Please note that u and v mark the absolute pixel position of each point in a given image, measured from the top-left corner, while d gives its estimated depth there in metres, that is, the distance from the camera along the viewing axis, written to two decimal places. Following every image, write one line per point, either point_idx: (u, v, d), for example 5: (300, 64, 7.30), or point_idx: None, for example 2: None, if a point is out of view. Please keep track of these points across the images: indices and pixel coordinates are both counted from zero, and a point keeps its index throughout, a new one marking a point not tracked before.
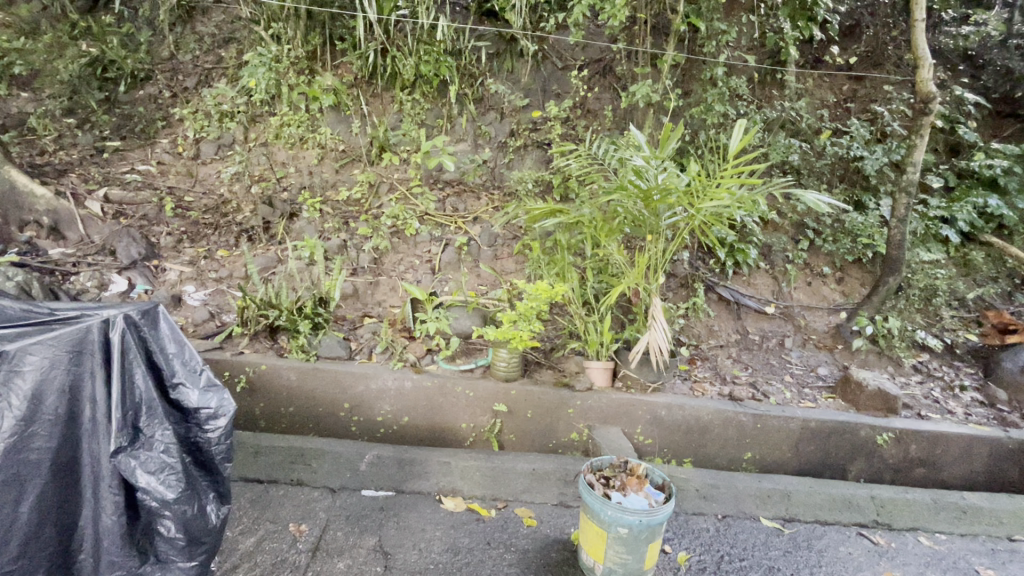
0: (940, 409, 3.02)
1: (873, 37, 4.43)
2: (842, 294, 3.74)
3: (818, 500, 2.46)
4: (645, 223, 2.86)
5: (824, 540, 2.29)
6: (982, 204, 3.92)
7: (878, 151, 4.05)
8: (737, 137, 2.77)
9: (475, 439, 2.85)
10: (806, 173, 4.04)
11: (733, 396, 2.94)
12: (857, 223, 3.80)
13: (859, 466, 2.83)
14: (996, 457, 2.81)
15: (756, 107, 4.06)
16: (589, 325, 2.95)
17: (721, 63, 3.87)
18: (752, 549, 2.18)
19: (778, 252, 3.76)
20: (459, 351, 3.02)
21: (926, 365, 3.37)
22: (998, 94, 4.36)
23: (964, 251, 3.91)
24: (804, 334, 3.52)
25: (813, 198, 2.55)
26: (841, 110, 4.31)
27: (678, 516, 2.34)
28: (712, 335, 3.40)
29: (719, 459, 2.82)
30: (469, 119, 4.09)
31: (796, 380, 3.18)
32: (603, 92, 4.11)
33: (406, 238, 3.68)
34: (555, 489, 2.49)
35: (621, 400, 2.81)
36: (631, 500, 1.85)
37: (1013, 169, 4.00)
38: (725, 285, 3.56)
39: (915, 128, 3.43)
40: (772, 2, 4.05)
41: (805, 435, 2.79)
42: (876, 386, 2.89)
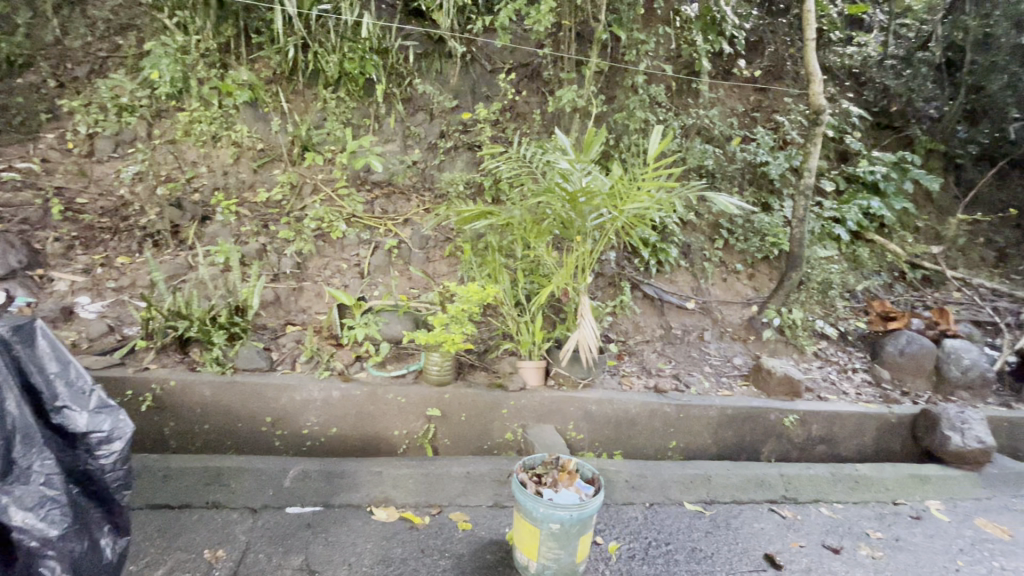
0: (836, 391, 3.36)
1: (774, 53, 4.85)
2: (753, 288, 4.05)
3: (735, 481, 2.63)
4: (573, 224, 2.93)
5: (740, 518, 2.45)
6: (867, 206, 4.39)
7: (781, 157, 4.41)
8: (655, 142, 2.94)
9: (408, 446, 2.79)
10: (720, 177, 4.31)
11: (658, 388, 3.09)
12: (764, 223, 4.13)
13: (771, 447, 3.07)
14: (883, 430, 3.14)
15: (674, 114, 4.30)
16: (521, 325, 2.98)
17: (642, 71, 4.08)
18: (677, 533, 2.30)
19: (696, 251, 4.00)
20: (390, 356, 2.95)
21: (825, 351, 3.72)
22: (877, 108, 4.90)
23: (854, 247, 4.35)
24: (721, 327, 3.76)
25: (724, 200, 2.75)
26: (748, 119, 4.67)
27: (610, 507, 2.42)
28: (638, 331, 3.56)
29: (647, 449, 2.95)
30: (397, 119, 4.00)
31: (714, 371, 3.41)
32: (531, 96, 4.19)
33: (332, 241, 3.54)
34: (490, 490, 2.48)
35: (553, 398, 2.86)
36: (562, 495, 1.88)
37: (889, 175, 4.53)
38: (649, 283, 3.74)
39: (809, 137, 3.77)
40: (687, 16, 4.36)
41: (723, 421, 2.99)
42: (783, 372, 3.16)
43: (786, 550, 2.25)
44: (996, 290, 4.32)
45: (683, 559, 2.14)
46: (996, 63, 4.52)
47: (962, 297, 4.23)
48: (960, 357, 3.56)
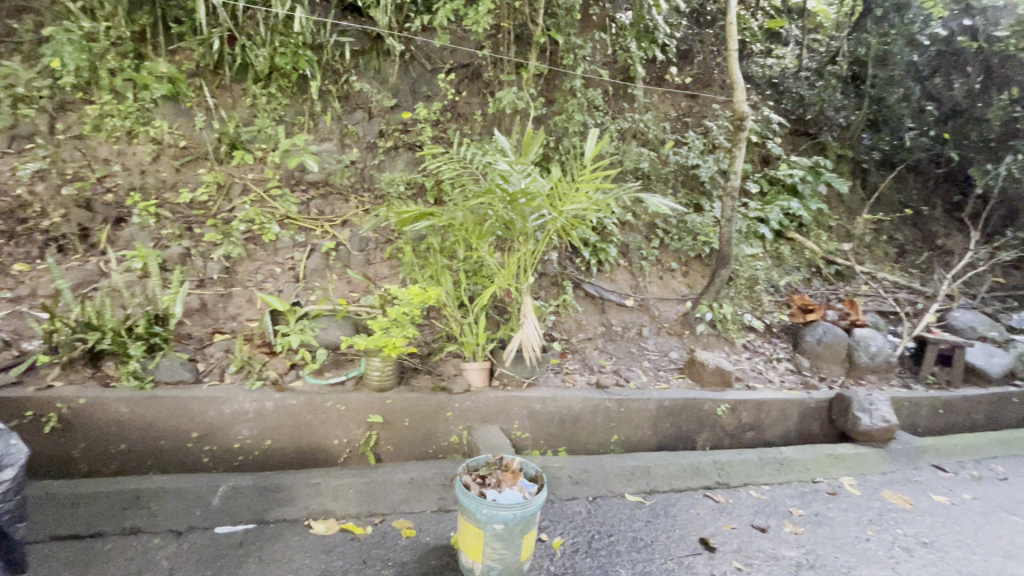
0: (762, 379, 3.59)
1: (702, 61, 5.11)
2: (687, 285, 4.25)
3: (672, 470, 2.74)
4: (514, 225, 2.94)
5: (677, 506, 2.56)
6: (787, 207, 4.73)
7: (710, 160, 4.65)
8: (592, 145, 3.04)
9: (349, 456, 2.70)
10: (654, 179, 4.49)
11: (599, 384, 3.17)
12: (696, 223, 4.34)
13: (706, 436, 3.22)
14: (804, 415, 3.38)
15: (612, 118, 4.43)
16: (465, 327, 2.97)
17: (579, 76, 4.17)
18: (619, 524, 2.37)
19: (634, 251, 4.15)
20: (328, 363, 2.84)
21: (752, 343, 3.97)
22: (794, 115, 5.27)
23: (777, 246, 4.67)
24: (658, 323, 3.93)
25: (657, 202, 2.87)
26: (680, 124, 4.90)
27: (554, 503, 2.46)
28: (581, 329, 3.65)
29: (591, 444, 3.01)
30: (334, 117, 3.86)
31: (653, 365, 3.54)
32: (472, 97, 4.19)
33: (264, 244, 3.37)
34: (434, 495, 2.44)
35: (498, 398, 2.86)
36: (506, 495, 1.89)
37: (807, 178, 4.89)
38: (590, 282, 3.85)
39: (735, 141, 4.00)
40: (621, 24, 4.50)
41: (661, 413, 3.11)
42: (715, 364, 3.33)
43: (719, 532, 2.37)
44: (897, 283, 4.77)
45: (625, 549, 2.20)
46: (894, 77, 5.00)
47: (869, 289, 4.64)
48: (868, 344, 3.89)
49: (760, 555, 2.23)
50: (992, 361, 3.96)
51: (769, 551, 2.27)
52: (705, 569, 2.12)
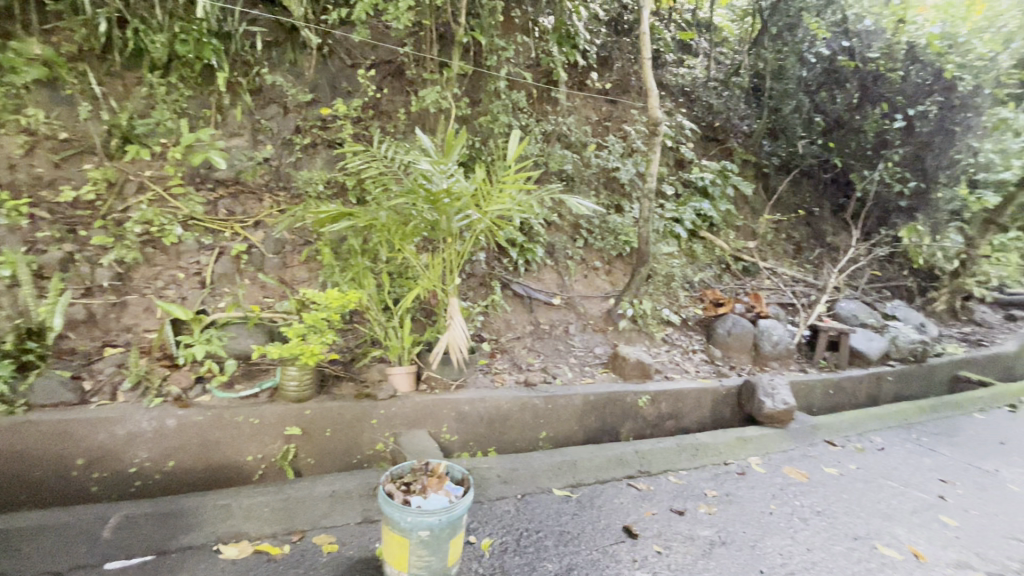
0: (680, 370, 3.81)
1: (620, 68, 5.34)
2: (610, 283, 4.43)
3: (597, 463, 2.84)
4: (439, 226, 2.91)
5: (603, 497, 2.65)
6: (699, 208, 5.06)
7: (629, 163, 4.84)
8: (514, 146, 3.09)
9: (265, 472, 2.53)
10: (578, 180, 4.62)
11: (527, 382, 3.21)
12: (618, 224, 4.52)
13: (629, 427, 3.35)
14: (717, 401, 3.63)
15: (536, 120, 4.52)
16: (389, 331, 2.89)
17: (503, 77, 4.21)
18: (547, 519, 2.40)
19: (560, 251, 4.28)
20: (239, 375, 2.66)
21: (671, 336, 4.20)
22: (704, 122, 5.64)
23: (691, 244, 4.98)
24: (584, 320, 4.07)
25: (577, 203, 2.96)
26: (601, 128, 5.09)
27: (483, 504, 2.46)
28: (509, 328, 3.72)
29: (520, 442, 3.03)
30: (245, 112, 3.61)
31: (579, 361, 3.64)
32: (394, 94, 4.09)
33: (165, 248, 3.10)
34: (358, 506, 2.36)
35: (424, 402, 2.80)
36: (431, 501, 1.85)
37: (716, 181, 5.26)
38: (518, 282, 3.95)
39: (650, 146, 4.21)
40: (544, 28, 4.60)
41: (587, 408, 3.19)
42: (636, 358, 3.49)
43: (641, 519, 2.47)
44: (794, 277, 5.25)
45: (552, 543, 2.24)
46: (788, 90, 5.50)
47: (771, 283, 5.08)
48: (771, 334, 4.23)
49: (678, 537, 2.36)
50: (872, 345, 4.46)
51: (686, 532, 2.40)
52: (628, 555, 2.20)
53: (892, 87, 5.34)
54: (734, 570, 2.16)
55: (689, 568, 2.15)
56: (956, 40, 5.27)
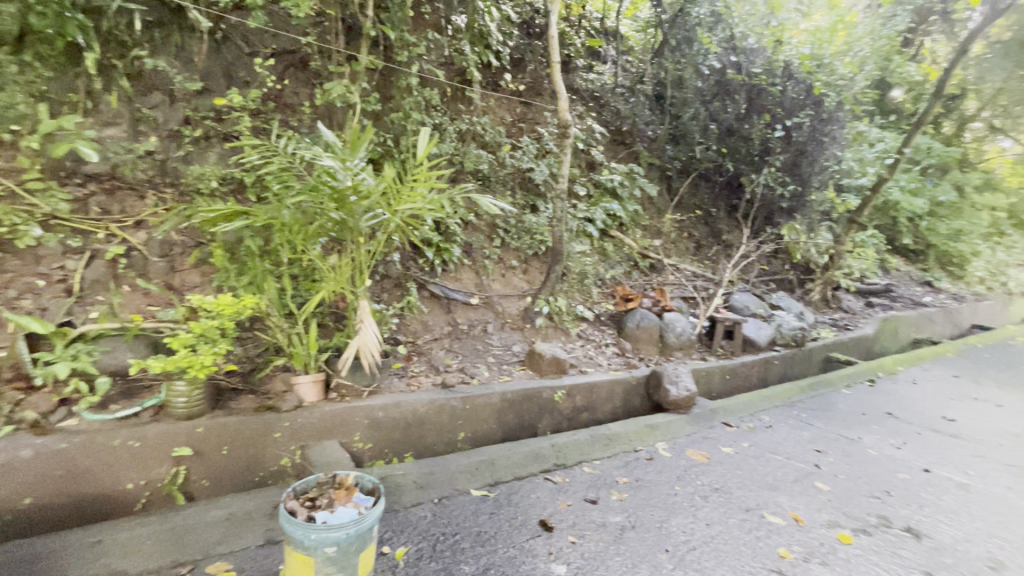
0: (593, 363, 3.96)
1: (533, 71, 5.47)
2: (527, 282, 4.51)
3: (514, 459, 2.88)
4: (347, 226, 2.80)
5: (520, 493, 2.68)
6: (609, 208, 5.30)
7: (543, 164, 4.92)
8: (423, 143, 3.02)
9: (149, 500, 2.27)
10: (493, 180, 4.64)
11: (445, 383, 3.15)
12: (533, 223, 4.63)
13: (546, 422, 3.41)
14: (628, 392, 3.82)
15: (450, 119, 4.49)
16: (293, 337, 2.73)
17: (414, 73, 4.13)
18: (464, 521, 2.39)
19: (477, 251, 4.32)
20: (114, 396, 2.39)
21: (585, 332, 4.36)
22: (614, 127, 5.94)
23: (602, 243, 5.22)
24: (502, 319, 4.11)
25: (488, 202, 2.96)
26: (515, 129, 5.18)
27: (398, 512, 2.40)
28: (427, 330, 3.69)
29: (437, 445, 2.96)
30: (122, 98, 3.19)
31: (497, 360, 3.66)
32: (298, 86, 3.87)
33: (19, 251, 2.68)
34: (259, 527, 2.19)
35: (333, 411, 2.66)
36: (338, 515, 1.76)
37: (624, 182, 5.55)
38: (434, 282, 3.92)
39: (561, 147, 4.31)
40: (456, 27, 4.59)
41: (505, 406, 3.20)
42: (552, 354, 3.58)
43: (556, 511, 2.53)
44: (695, 272, 5.66)
45: (468, 545, 2.22)
46: (686, 99, 5.92)
47: (674, 279, 5.48)
48: (675, 325, 4.53)
49: (591, 526, 2.44)
50: (761, 332, 4.92)
51: (599, 520, 2.50)
52: (544, 549, 2.24)
53: (774, 99, 5.88)
54: (642, 552, 2.28)
55: (601, 554, 2.23)
56: (823, 61, 5.99)
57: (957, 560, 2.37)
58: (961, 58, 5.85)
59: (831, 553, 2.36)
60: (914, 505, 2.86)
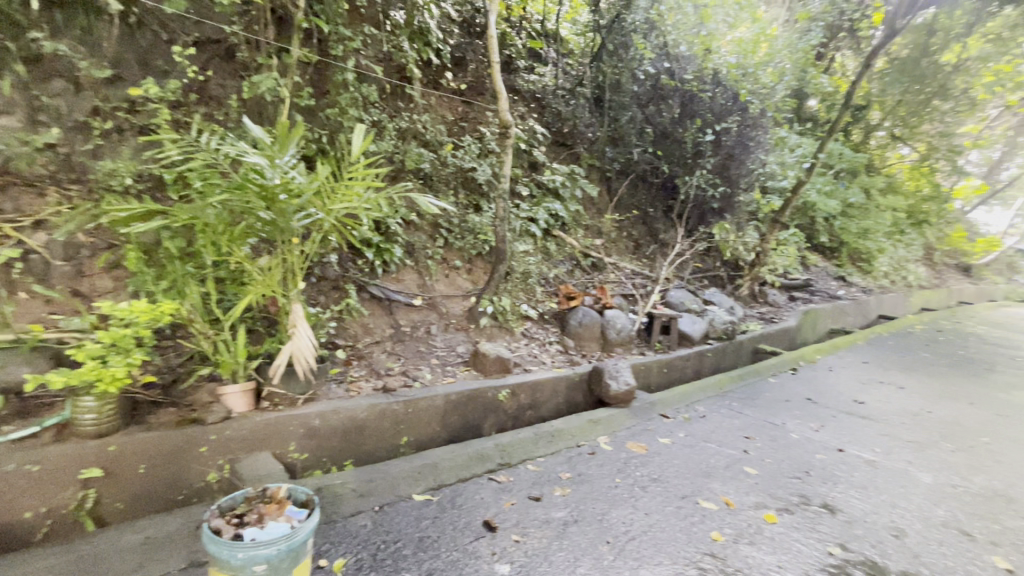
0: (537, 361, 4.00)
1: (474, 70, 5.47)
2: (472, 282, 4.50)
3: (458, 461, 2.86)
4: (276, 226, 2.67)
5: (464, 494, 2.66)
6: (551, 209, 5.39)
7: (485, 164, 4.89)
8: (358, 140, 2.92)
9: (52, 529, 2.06)
10: (435, 179, 4.57)
11: (386, 388, 3.07)
12: (476, 223, 4.61)
13: (491, 422, 3.40)
14: (571, 388, 3.89)
15: (389, 116, 4.40)
16: (219, 344, 2.57)
17: (350, 68, 4.01)
18: (406, 527, 2.34)
19: (419, 251, 4.26)
20: (8, 416, 2.16)
21: (530, 330, 4.41)
22: (556, 128, 6.17)
23: (545, 243, 5.29)
24: (446, 319, 4.07)
25: (427, 201, 2.91)
26: (457, 128, 5.13)
27: (336, 523, 2.32)
28: (367, 333, 3.60)
29: (379, 451, 2.88)
30: (17, 85, 2.84)
31: (440, 361, 3.61)
32: (224, 79, 3.66)
33: None
34: (183, 550, 2.04)
35: (265, 422, 2.52)
36: (268, 530, 1.67)
37: (566, 183, 5.65)
38: (374, 283, 3.84)
39: (503, 147, 4.31)
40: (395, 22, 4.50)
41: (448, 408, 3.16)
42: (495, 354, 3.57)
43: (500, 511, 2.54)
44: (634, 271, 5.86)
45: (411, 552, 2.18)
46: (624, 103, 6.13)
47: (615, 277, 5.64)
48: (615, 322, 4.66)
49: (535, 523, 2.46)
50: (696, 327, 5.15)
51: (542, 517, 2.53)
52: (487, 549, 2.23)
53: (703, 105, 6.08)
54: (584, 545, 2.32)
55: (544, 550, 2.26)
56: (748, 70, 6.35)
57: (865, 531, 2.59)
58: (866, 73, 6.35)
59: (758, 533, 2.51)
60: (830, 482, 3.10)
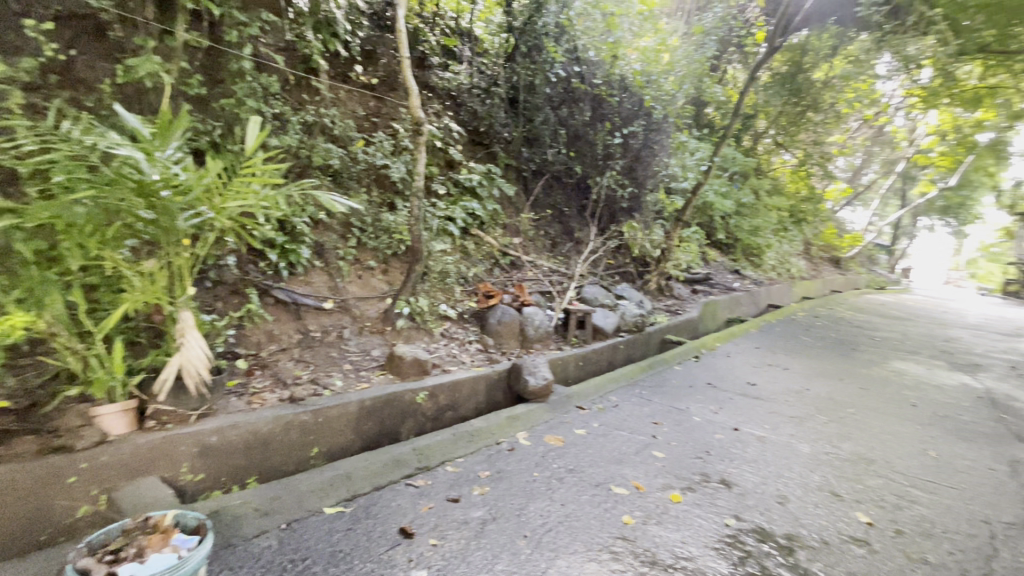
0: (457, 361, 3.97)
1: (386, 64, 5.34)
2: (387, 283, 4.38)
3: (372, 469, 2.77)
4: (159, 226, 2.42)
5: (379, 503, 2.58)
6: (469, 208, 5.39)
7: (399, 161, 4.68)
8: (254, 133, 2.69)
9: None
10: (346, 176, 4.38)
11: (293, 398, 2.88)
12: (391, 222, 4.47)
13: (409, 426, 3.31)
14: (490, 387, 3.90)
15: (293, 109, 4.16)
16: (90, 360, 2.28)
17: (247, 56, 3.72)
18: (316, 543, 2.23)
19: (330, 251, 4.10)
20: None
21: (449, 330, 4.37)
22: (471, 127, 6.21)
23: (463, 242, 5.29)
24: (360, 322, 3.93)
25: (330, 199, 2.75)
26: (368, 123, 4.96)
27: (237, 547, 2.16)
28: (272, 340, 3.39)
29: (287, 466, 2.70)
30: None
31: (354, 366, 3.46)
32: (94, 60, 3.24)
33: None
34: None
35: (150, 443, 2.28)
36: (151, 563, 1.51)
37: (483, 182, 5.66)
38: (280, 287, 3.64)
39: (416, 144, 4.21)
40: (299, 10, 4.23)
41: (363, 414, 3.03)
42: (412, 355, 3.48)
43: (417, 516, 2.49)
44: (551, 268, 6.01)
45: (321, 568, 2.07)
46: (537, 104, 6.20)
47: (533, 275, 5.75)
48: (533, 319, 4.75)
49: (453, 524, 2.45)
50: (608, 321, 5.41)
51: (460, 518, 2.51)
52: (403, 557, 2.18)
53: (611, 109, 6.46)
54: (502, 541, 2.34)
55: (462, 551, 2.25)
56: (651, 78, 6.75)
57: (756, 501, 2.86)
58: (752, 84, 6.97)
59: (664, 512, 2.68)
60: (727, 459, 3.38)
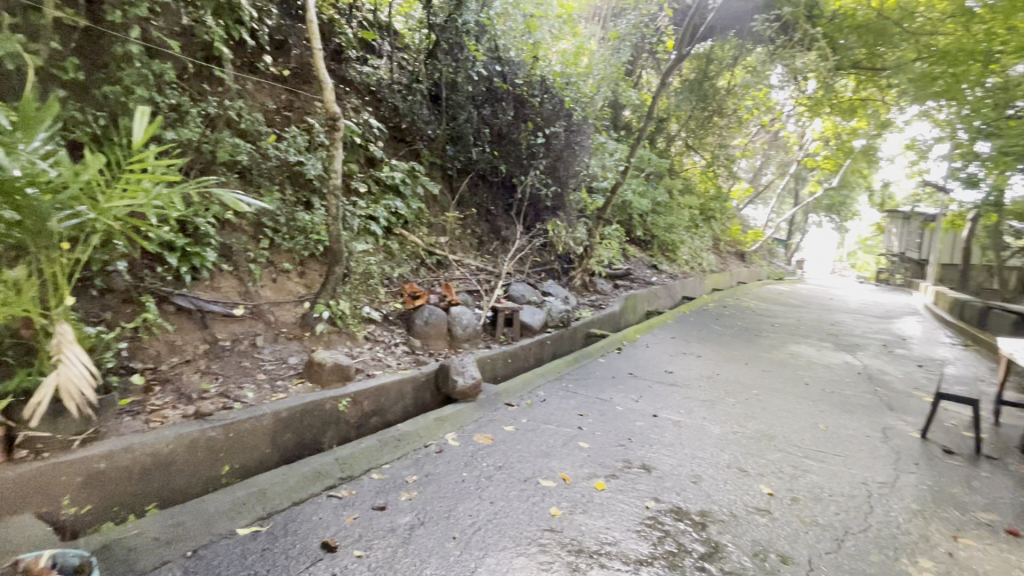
0: (381, 365, 3.86)
1: (299, 55, 5.07)
2: (305, 286, 4.16)
3: (290, 483, 2.62)
4: (26, 229, 2.13)
5: (299, 518, 2.45)
6: (391, 206, 5.26)
7: (314, 158, 4.46)
8: (141, 126, 2.42)
9: None
10: (255, 173, 4.09)
11: (197, 414, 2.64)
12: (307, 222, 4.26)
13: (331, 435, 3.16)
14: (418, 389, 3.83)
15: (192, 99, 3.83)
16: None
17: (135, 39, 3.36)
18: (227, 569, 2.08)
19: (239, 253, 3.80)
20: None
21: (373, 333, 4.23)
22: (392, 123, 6.05)
23: (387, 242, 5.14)
24: (274, 329, 3.71)
25: (237, 198, 2.56)
26: (280, 117, 4.67)
27: None
28: (173, 352, 3.10)
29: (193, 488, 2.48)
30: None
31: (268, 376, 3.25)
32: None
33: None
34: None
35: (21, 477, 2.02)
36: None
37: (406, 180, 5.54)
38: (181, 294, 3.33)
39: (333, 140, 4.00)
40: None
41: (279, 426, 2.85)
42: (333, 362, 3.32)
43: (341, 529, 2.39)
44: (478, 267, 6.01)
45: None
46: (460, 102, 6.10)
47: (460, 274, 5.72)
48: (461, 318, 4.71)
49: (379, 533, 2.38)
50: (535, 317, 5.50)
51: (387, 525, 2.45)
52: (326, 573, 2.09)
53: (534, 110, 6.49)
54: (430, 545, 2.31)
55: (389, 560, 2.20)
56: (570, 80, 6.96)
57: (673, 482, 3.05)
58: (664, 89, 7.37)
59: (590, 501, 2.77)
60: (647, 445, 3.57)
